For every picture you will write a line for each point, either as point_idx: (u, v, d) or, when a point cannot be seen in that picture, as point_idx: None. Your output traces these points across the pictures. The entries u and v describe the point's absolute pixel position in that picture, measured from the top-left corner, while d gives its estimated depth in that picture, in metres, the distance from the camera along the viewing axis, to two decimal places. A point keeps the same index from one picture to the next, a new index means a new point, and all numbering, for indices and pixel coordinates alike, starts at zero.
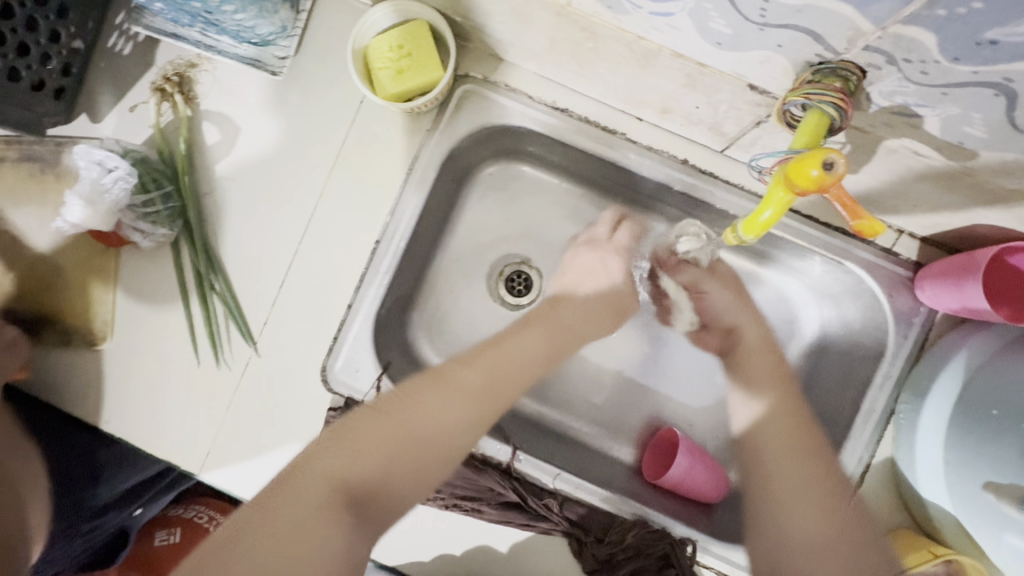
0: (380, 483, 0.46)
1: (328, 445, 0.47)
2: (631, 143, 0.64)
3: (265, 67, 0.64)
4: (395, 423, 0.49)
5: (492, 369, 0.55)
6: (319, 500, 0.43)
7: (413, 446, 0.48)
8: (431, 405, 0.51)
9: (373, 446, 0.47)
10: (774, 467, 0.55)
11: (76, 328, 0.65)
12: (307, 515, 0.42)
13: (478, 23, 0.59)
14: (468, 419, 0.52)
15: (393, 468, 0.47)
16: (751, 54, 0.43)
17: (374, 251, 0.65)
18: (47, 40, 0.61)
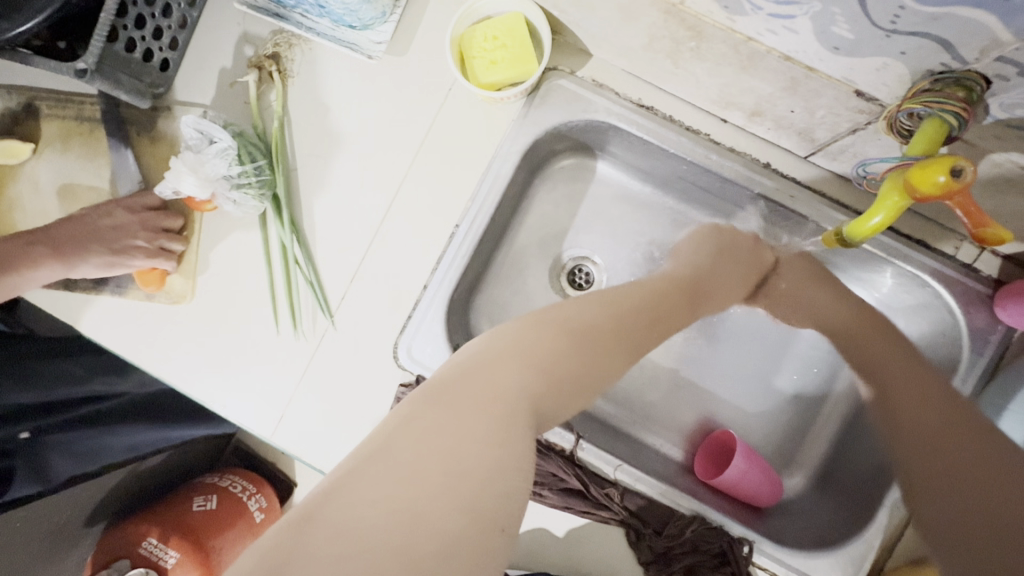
0: (549, 397, 0.43)
1: (487, 361, 0.42)
2: (713, 144, 0.65)
3: (361, 50, 0.67)
4: (555, 338, 0.45)
5: (636, 305, 0.52)
6: (490, 412, 0.39)
7: (569, 370, 0.44)
8: (583, 323, 0.47)
9: (533, 365, 0.42)
10: (919, 431, 0.51)
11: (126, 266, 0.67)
12: (482, 426, 0.38)
13: (574, 17, 0.60)
14: (623, 341, 0.48)
15: (564, 381, 0.44)
16: (868, 61, 0.43)
17: (453, 235, 0.67)
18: (160, 14, 0.64)
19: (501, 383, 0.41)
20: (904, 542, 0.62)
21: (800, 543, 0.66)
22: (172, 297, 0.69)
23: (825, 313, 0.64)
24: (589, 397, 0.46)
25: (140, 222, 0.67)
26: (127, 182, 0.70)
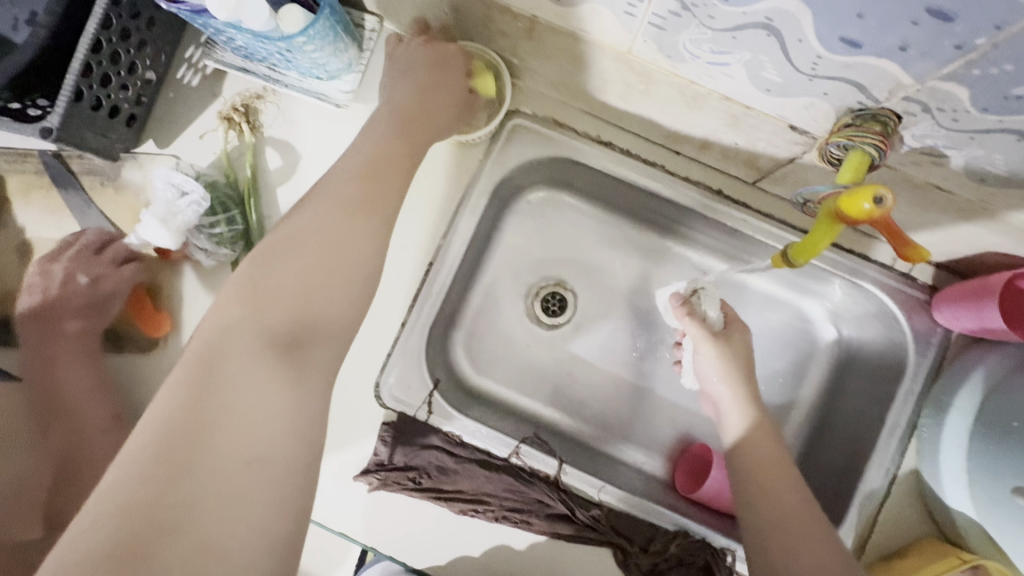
0: (308, 326, 0.51)
1: (231, 328, 0.48)
2: (669, 174, 0.70)
3: (329, 99, 0.69)
4: (269, 284, 0.51)
5: (367, 197, 0.56)
6: (252, 360, 0.47)
7: (315, 296, 0.51)
8: (295, 236, 0.53)
9: (263, 314, 0.50)
10: (764, 483, 0.62)
11: (118, 330, 0.68)
12: (252, 379, 0.46)
13: (532, 65, 0.64)
14: (366, 255, 0.54)
15: (301, 296, 0.51)
16: (796, 101, 0.48)
17: (428, 272, 0.69)
18: (126, 72, 0.64)
19: (241, 345, 0.48)
20: (877, 538, 0.65)
21: None
22: (141, 346, 0.68)
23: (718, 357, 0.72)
24: (354, 297, 0.54)
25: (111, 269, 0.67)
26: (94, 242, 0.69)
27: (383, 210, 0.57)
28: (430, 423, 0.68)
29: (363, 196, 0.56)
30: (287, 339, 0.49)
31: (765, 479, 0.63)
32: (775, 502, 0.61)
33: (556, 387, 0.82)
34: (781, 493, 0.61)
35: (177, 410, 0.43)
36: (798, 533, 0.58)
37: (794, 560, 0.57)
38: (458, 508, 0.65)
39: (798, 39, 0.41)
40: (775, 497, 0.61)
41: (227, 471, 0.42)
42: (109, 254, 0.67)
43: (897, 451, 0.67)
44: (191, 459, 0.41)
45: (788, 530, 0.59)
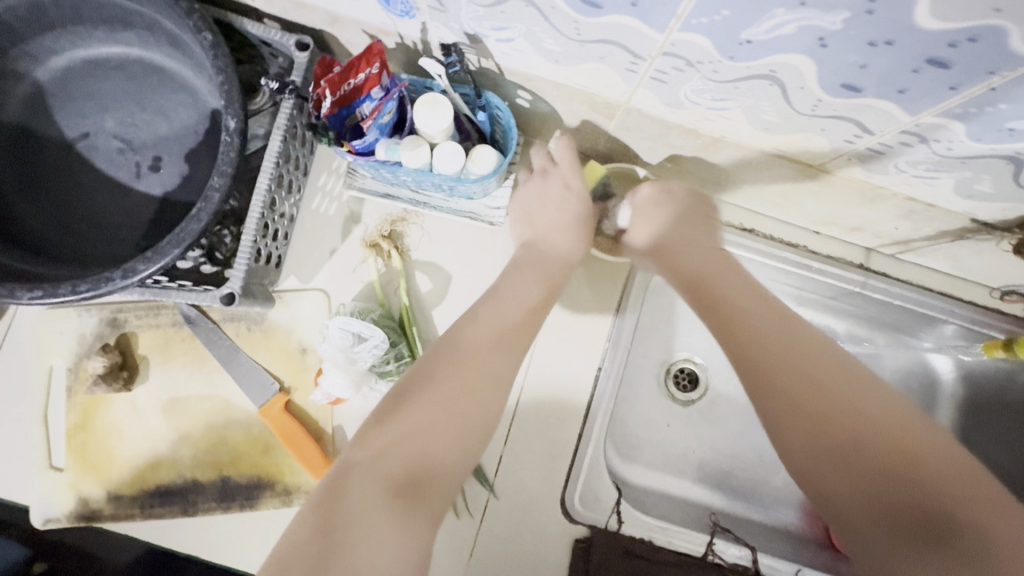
0: (431, 468, 0.47)
1: (347, 475, 0.46)
2: (811, 254, 0.72)
3: (480, 217, 0.68)
4: (403, 414, 0.48)
5: (492, 329, 0.55)
6: (370, 507, 0.43)
7: (440, 439, 0.48)
8: (429, 367, 0.52)
9: (388, 455, 0.46)
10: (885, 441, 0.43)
11: (282, 487, 0.64)
12: (365, 532, 0.42)
13: (684, 167, 0.66)
14: (485, 390, 0.52)
15: (428, 434, 0.48)
16: (996, 204, 0.51)
17: (598, 376, 0.69)
18: (279, 216, 0.62)
19: (361, 486, 0.45)
20: None
21: None
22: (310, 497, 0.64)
23: (737, 291, 0.55)
24: (472, 437, 0.50)
25: (253, 426, 0.64)
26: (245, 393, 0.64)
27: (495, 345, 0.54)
28: (624, 534, 0.66)
29: (477, 336, 0.54)
30: (401, 487, 0.45)
31: (873, 431, 0.43)
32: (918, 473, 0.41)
33: (703, 464, 0.83)
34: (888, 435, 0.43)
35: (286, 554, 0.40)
36: (848, 444, 0.44)
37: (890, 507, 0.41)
38: None
39: None
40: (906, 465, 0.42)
41: None
42: (272, 413, 0.63)
43: None
44: None
45: (845, 402, 0.46)
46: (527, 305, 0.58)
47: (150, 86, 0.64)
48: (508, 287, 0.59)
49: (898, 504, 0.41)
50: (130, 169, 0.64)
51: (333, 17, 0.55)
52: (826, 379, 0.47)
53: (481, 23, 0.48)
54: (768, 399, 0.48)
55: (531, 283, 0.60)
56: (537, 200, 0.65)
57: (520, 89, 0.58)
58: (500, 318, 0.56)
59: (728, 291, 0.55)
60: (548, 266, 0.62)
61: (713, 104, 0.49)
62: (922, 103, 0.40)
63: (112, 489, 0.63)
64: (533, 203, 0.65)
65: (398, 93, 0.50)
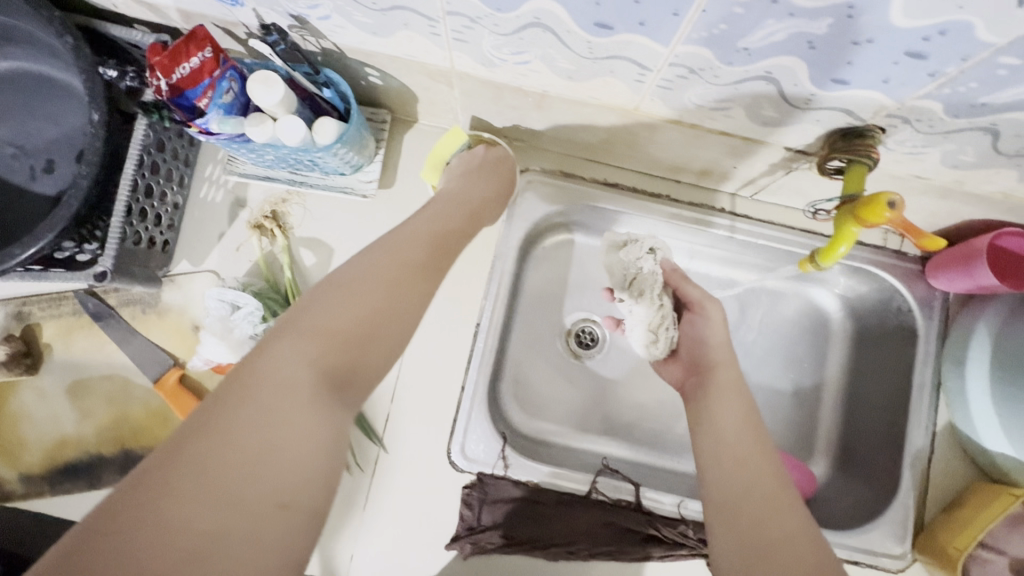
0: (362, 360, 0.44)
1: (273, 358, 0.41)
2: (675, 202, 0.76)
3: (355, 191, 0.73)
4: (328, 308, 0.44)
5: (429, 245, 0.54)
6: (293, 394, 0.39)
7: (378, 336, 0.45)
8: (362, 267, 0.48)
9: (321, 345, 0.42)
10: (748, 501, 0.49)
11: None
12: (286, 418, 0.38)
13: (537, 128, 0.70)
14: (419, 295, 0.49)
15: (358, 328, 0.44)
16: (792, 128, 0.55)
17: (476, 333, 0.72)
18: (158, 202, 0.67)
19: (286, 373, 0.40)
20: (932, 492, 0.73)
21: (847, 523, 0.74)
22: None
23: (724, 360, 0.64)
24: (405, 335, 0.48)
25: (151, 401, 0.69)
26: (142, 370, 0.69)
27: (429, 263, 0.53)
28: (511, 477, 0.70)
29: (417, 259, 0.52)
30: (332, 379, 0.42)
31: (740, 490, 0.50)
32: (756, 521, 0.47)
33: (606, 417, 0.85)
34: (755, 498, 0.49)
35: (186, 437, 0.36)
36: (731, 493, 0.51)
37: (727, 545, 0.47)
38: (570, 549, 0.68)
39: (794, 84, 0.48)
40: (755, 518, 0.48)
41: (215, 516, 0.33)
42: (164, 387, 0.67)
43: (930, 410, 0.74)
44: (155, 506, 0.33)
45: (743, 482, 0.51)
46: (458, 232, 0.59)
47: (39, 95, 0.70)
48: (436, 207, 0.60)
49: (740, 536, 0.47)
50: (26, 172, 0.69)
51: (184, 15, 0.60)
52: (742, 453, 0.54)
53: (296, 3, 0.53)
54: (712, 459, 0.54)
55: (457, 214, 0.61)
56: (460, 170, 0.67)
57: (367, 67, 0.63)
58: (428, 230, 0.56)
59: (716, 352, 0.65)
60: (461, 198, 0.63)
61: (516, 59, 0.54)
62: (665, 34, 0.45)
63: (23, 470, 0.68)
64: (458, 173, 0.67)
65: (233, 74, 0.56)
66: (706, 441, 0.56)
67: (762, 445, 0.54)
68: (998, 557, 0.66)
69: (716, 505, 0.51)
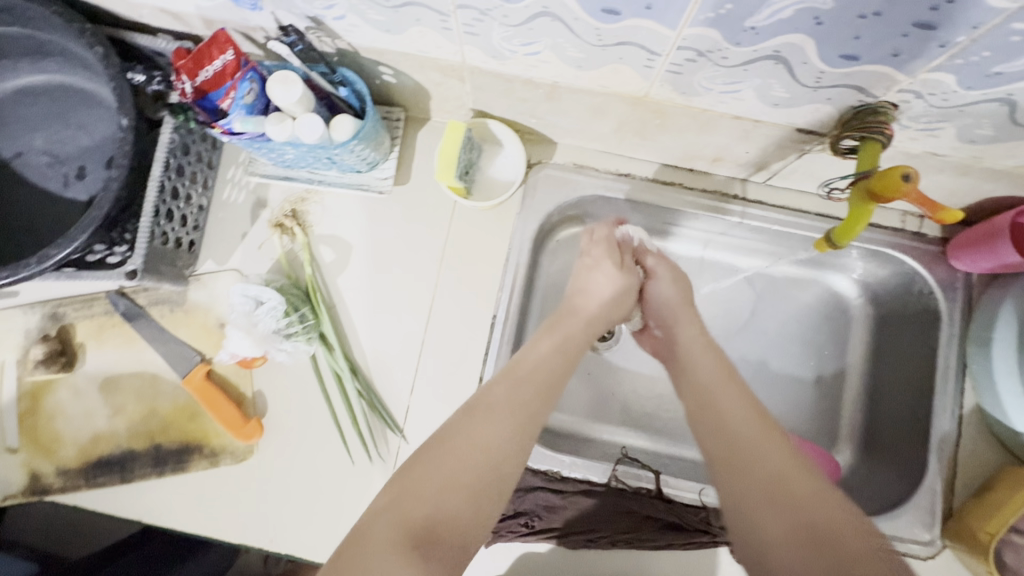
0: (447, 539, 0.45)
1: (368, 522, 0.46)
2: (687, 190, 0.77)
3: (370, 187, 0.75)
4: (405, 506, 0.46)
5: (533, 390, 0.54)
6: (378, 535, 0.44)
7: (447, 465, 0.48)
8: (471, 427, 0.50)
9: (407, 499, 0.46)
10: (754, 454, 0.50)
11: (212, 448, 0.70)
12: (376, 568, 0.42)
13: (549, 121, 0.71)
14: (514, 437, 0.51)
15: (460, 479, 0.47)
16: (803, 108, 0.56)
17: (493, 324, 0.73)
18: (184, 203, 0.70)
19: (387, 525, 0.44)
20: (961, 478, 0.71)
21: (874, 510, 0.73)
22: (236, 455, 0.70)
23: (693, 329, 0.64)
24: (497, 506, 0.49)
25: (181, 396, 0.71)
26: (171, 366, 0.71)
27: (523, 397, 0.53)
28: (530, 466, 0.71)
29: (499, 394, 0.53)
30: (416, 535, 0.44)
31: (739, 442, 0.51)
32: (765, 470, 0.48)
33: (624, 408, 0.85)
34: (750, 446, 0.50)
35: None
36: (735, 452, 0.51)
37: (747, 502, 0.48)
38: (592, 538, 0.68)
39: (803, 61, 0.48)
40: (762, 469, 0.49)
41: None
42: (192, 382, 0.69)
43: (956, 393, 0.72)
44: None
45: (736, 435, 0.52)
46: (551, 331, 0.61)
47: (70, 105, 0.73)
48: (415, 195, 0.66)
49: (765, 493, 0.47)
50: (59, 179, 0.72)
51: (206, 22, 0.63)
52: (725, 408, 0.54)
53: (312, 4, 0.55)
54: (722, 453, 0.51)
55: None
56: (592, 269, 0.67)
57: (381, 65, 0.65)
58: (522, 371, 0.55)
59: (675, 309, 0.66)
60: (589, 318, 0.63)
61: (526, 50, 0.56)
62: (673, 17, 0.46)
63: (60, 465, 0.70)
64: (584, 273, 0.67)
65: (253, 75, 0.57)
66: (698, 405, 0.56)
67: (748, 400, 0.55)
68: None
69: (720, 460, 0.51)
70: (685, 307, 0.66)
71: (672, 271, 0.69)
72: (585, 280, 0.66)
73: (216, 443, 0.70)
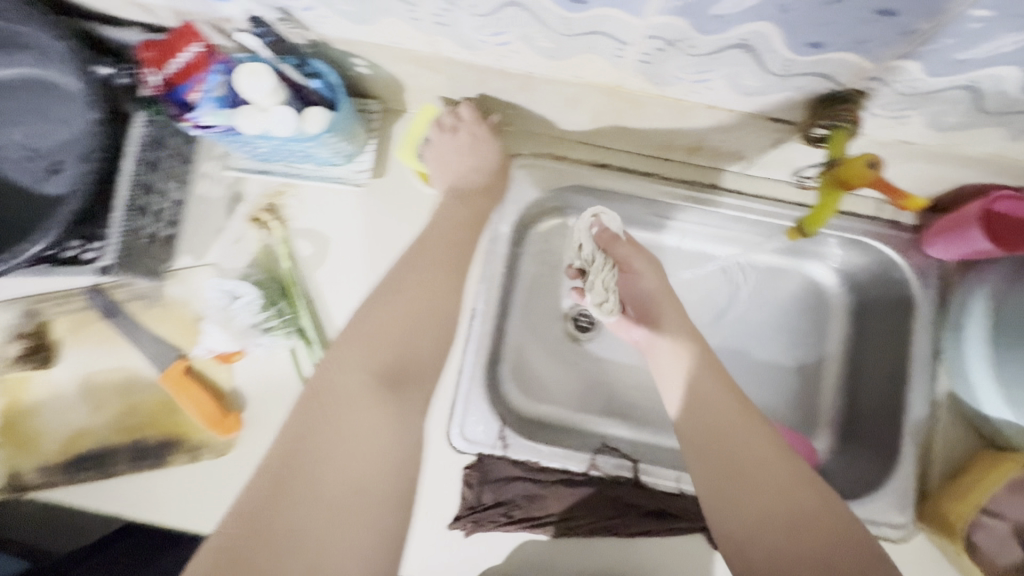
0: (409, 380, 0.56)
1: (334, 373, 0.54)
2: (665, 180, 0.77)
3: (347, 180, 0.75)
4: (370, 359, 0.55)
5: (456, 254, 0.65)
6: (350, 378, 0.53)
7: (408, 336, 0.57)
8: (417, 289, 0.60)
9: (374, 354, 0.55)
10: (756, 467, 0.56)
11: (192, 443, 0.70)
12: (357, 412, 0.52)
13: (525, 112, 0.71)
14: (446, 289, 0.61)
15: (412, 337, 0.57)
16: (775, 97, 0.56)
17: (473, 316, 0.73)
18: (158, 198, 0.69)
19: (356, 376, 0.53)
20: (936, 463, 0.72)
21: (852, 495, 0.74)
22: (216, 450, 0.70)
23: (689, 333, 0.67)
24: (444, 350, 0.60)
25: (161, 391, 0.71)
26: (149, 362, 0.71)
27: (450, 262, 0.64)
28: (511, 457, 0.71)
29: (432, 253, 0.64)
30: (386, 380, 0.54)
31: (745, 458, 0.57)
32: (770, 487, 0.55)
33: (606, 398, 0.86)
34: (752, 461, 0.57)
35: (285, 439, 0.50)
36: (741, 470, 0.57)
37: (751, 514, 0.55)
38: (572, 528, 0.69)
39: (771, 50, 0.48)
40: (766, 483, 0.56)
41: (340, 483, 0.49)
42: (172, 377, 0.70)
43: (930, 378, 0.73)
44: (304, 469, 0.48)
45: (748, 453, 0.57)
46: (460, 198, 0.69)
47: (42, 99, 0.72)
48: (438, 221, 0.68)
49: (771, 510, 0.54)
50: (32, 174, 0.72)
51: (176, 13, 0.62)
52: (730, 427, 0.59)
53: None
54: (728, 463, 0.57)
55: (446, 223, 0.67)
56: (443, 152, 0.71)
57: (354, 57, 0.65)
58: (443, 229, 0.66)
59: (661, 298, 0.70)
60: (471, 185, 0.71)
61: (497, 40, 0.55)
62: (640, 5, 0.46)
63: (39, 462, 0.70)
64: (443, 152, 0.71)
65: (222, 67, 0.58)
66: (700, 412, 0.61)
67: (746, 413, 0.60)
68: (1000, 522, 0.65)
69: (724, 467, 0.57)
70: (671, 298, 0.71)
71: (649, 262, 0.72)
72: (442, 151, 0.71)
73: (197, 438, 0.70)
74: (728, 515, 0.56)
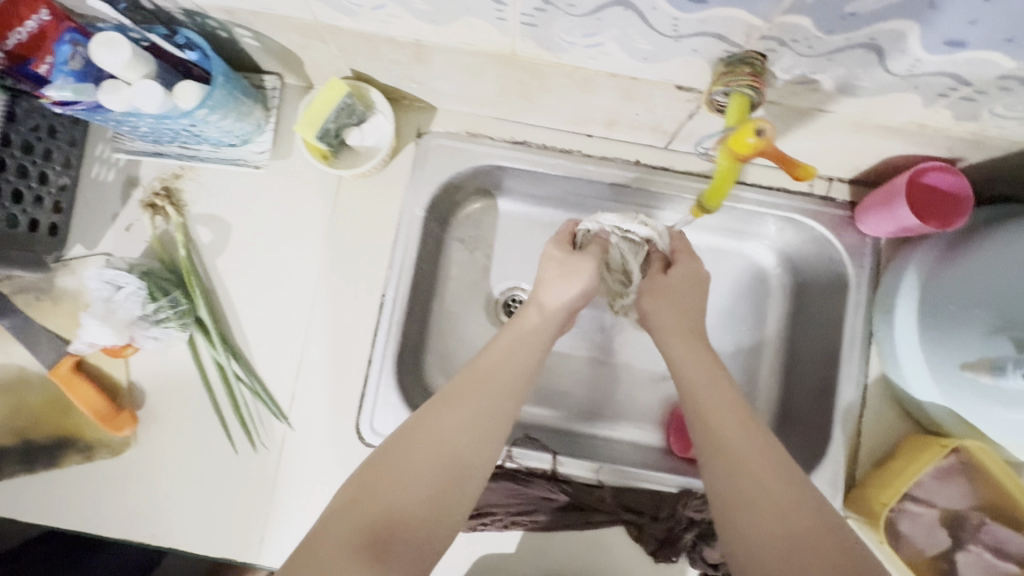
0: (402, 543, 0.43)
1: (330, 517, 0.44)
2: (587, 157, 0.73)
3: (246, 162, 0.71)
4: (346, 509, 0.44)
5: (500, 397, 0.52)
6: (335, 521, 0.44)
7: (394, 483, 0.45)
8: (429, 430, 0.48)
9: (357, 503, 0.44)
10: (745, 474, 0.47)
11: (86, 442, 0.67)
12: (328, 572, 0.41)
13: (431, 86, 0.66)
14: (479, 436, 0.49)
15: (408, 495, 0.45)
16: (673, 62, 0.52)
17: (382, 304, 0.69)
18: (37, 183, 0.65)
19: (345, 523, 0.43)
20: (867, 448, 0.70)
21: None
22: (112, 448, 0.67)
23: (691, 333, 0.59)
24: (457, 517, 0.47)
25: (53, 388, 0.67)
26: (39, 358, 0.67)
27: (481, 420, 0.50)
28: None
29: (459, 393, 0.51)
30: (374, 539, 0.43)
31: (736, 463, 0.48)
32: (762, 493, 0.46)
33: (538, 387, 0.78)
34: (741, 464, 0.47)
35: None
36: (735, 474, 0.47)
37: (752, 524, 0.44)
38: (485, 521, 0.66)
39: (651, 7, 0.44)
40: (761, 487, 0.46)
41: None
42: (60, 373, 0.66)
43: (861, 362, 0.70)
44: None
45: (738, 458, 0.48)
46: (529, 338, 0.58)
47: None
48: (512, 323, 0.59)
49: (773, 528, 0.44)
50: None
51: None
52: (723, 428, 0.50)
53: None
54: (717, 473, 0.48)
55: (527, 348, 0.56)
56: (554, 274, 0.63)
57: (234, 27, 0.60)
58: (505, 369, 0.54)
59: (657, 301, 0.62)
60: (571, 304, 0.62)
61: (371, 4, 0.51)
62: None
63: None
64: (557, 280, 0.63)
65: (73, 36, 0.54)
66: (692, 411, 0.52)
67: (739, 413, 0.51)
68: (927, 509, 0.64)
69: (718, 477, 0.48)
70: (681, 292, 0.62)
71: (671, 268, 0.64)
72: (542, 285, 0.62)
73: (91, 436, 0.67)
74: (730, 530, 0.45)
